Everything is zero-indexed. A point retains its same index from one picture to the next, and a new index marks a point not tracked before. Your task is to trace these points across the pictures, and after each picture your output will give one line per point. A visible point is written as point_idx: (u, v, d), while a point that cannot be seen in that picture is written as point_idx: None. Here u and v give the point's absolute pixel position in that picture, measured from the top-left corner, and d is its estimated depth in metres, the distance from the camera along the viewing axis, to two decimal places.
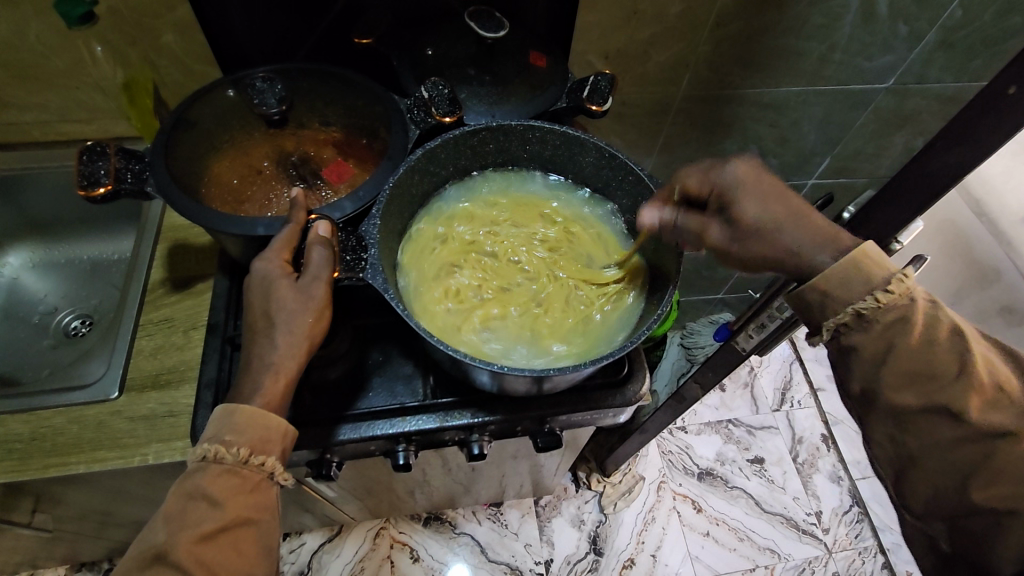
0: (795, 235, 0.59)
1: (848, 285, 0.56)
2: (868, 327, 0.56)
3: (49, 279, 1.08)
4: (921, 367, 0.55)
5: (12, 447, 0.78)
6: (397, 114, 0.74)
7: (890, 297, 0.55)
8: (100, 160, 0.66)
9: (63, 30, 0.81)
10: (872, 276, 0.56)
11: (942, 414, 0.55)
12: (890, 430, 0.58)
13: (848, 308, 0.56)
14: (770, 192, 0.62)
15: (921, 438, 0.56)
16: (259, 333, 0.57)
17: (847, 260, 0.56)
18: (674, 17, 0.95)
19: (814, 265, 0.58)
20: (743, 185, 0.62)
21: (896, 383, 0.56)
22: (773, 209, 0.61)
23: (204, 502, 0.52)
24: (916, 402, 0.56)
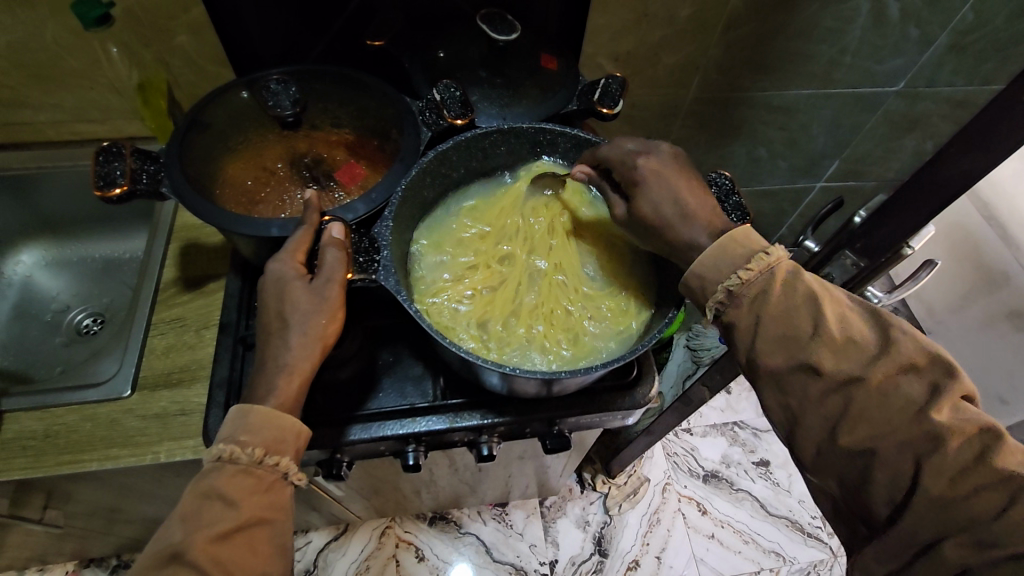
0: (691, 227, 0.62)
1: (717, 265, 0.60)
2: (738, 303, 0.59)
3: (62, 277, 1.09)
4: (783, 331, 0.56)
5: (26, 444, 0.78)
6: (409, 117, 0.74)
7: (751, 274, 0.58)
8: (116, 160, 0.66)
9: (78, 32, 0.82)
10: (738, 254, 0.59)
11: (805, 372, 0.55)
12: (776, 394, 0.58)
13: (719, 287, 0.59)
14: (676, 184, 0.64)
15: (796, 393, 0.56)
16: (274, 334, 0.58)
17: (722, 241, 0.60)
18: (684, 20, 0.95)
19: (694, 248, 0.62)
20: (654, 172, 0.65)
21: (764, 349, 0.57)
22: (673, 199, 0.64)
23: (220, 502, 0.52)
24: (784, 362, 0.56)
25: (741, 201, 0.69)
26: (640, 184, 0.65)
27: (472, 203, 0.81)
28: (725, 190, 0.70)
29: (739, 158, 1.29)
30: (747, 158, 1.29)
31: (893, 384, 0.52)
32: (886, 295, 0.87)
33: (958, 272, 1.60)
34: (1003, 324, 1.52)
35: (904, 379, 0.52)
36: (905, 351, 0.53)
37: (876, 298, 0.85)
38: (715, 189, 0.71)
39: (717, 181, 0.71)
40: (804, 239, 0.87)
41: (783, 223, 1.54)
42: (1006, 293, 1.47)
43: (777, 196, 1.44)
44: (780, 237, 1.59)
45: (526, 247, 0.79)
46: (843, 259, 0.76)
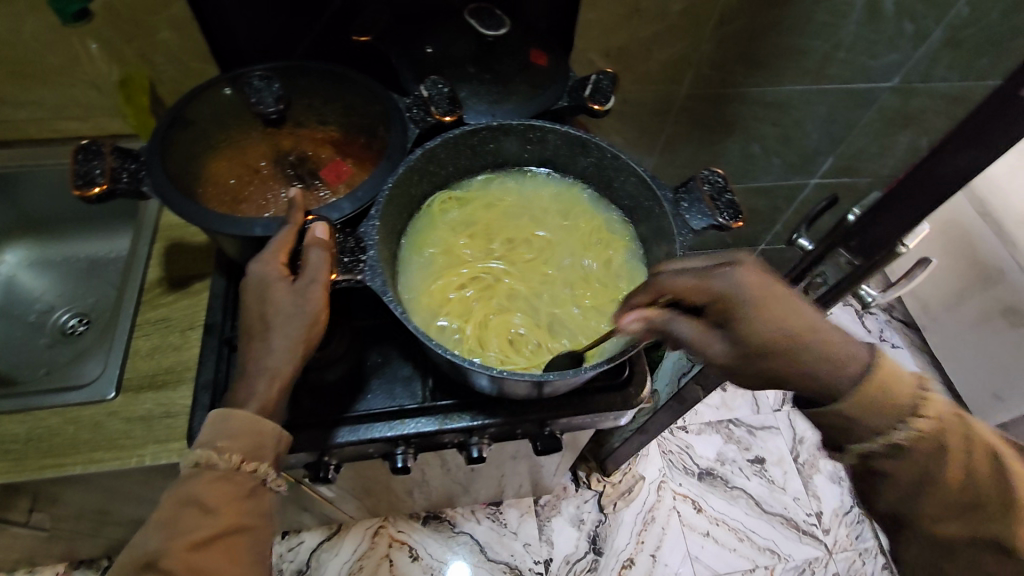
0: (807, 355, 0.56)
1: (872, 417, 0.55)
2: (904, 459, 0.56)
3: (46, 277, 1.08)
4: (965, 499, 0.55)
5: (8, 447, 0.77)
6: (396, 113, 0.73)
7: (923, 425, 0.55)
8: (96, 159, 0.65)
9: (57, 27, 0.80)
10: (896, 404, 0.55)
11: (988, 546, 0.55)
12: (928, 551, 0.59)
13: (875, 439, 0.56)
14: (772, 303, 0.56)
15: (965, 562, 0.56)
16: (256, 337, 0.56)
17: (869, 386, 0.55)
18: (677, 14, 0.94)
19: (829, 391, 0.56)
20: (742, 295, 0.56)
21: (939, 516, 0.56)
22: (775, 325, 0.56)
23: (198, 509, 0.51)
24: (960, 531, 0.56)
25: (733, 199, 0.69)
26: (739, 314, 0.56)
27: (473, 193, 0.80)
28: (717, 188, 0.69)
29: (733, 154, 1.28)
30: (742, 154, 1.28)
31: None
32: (881, 294, 0.86)
33: (953, 269, 1.60)
34: (997, 320, 1.52)
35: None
36: None
37: (871, 297, 0.83)
38: (708, 186, 0.69)
39: (709, 178, 0.70)
40: (798, 236, 0.87)
41: (778, 219, 1.54)
42: (1001, 289, 1.47)
43: (772, 192, 1.43)
44: (774, 234, 1.58)
45: (515, 251, 0.78)
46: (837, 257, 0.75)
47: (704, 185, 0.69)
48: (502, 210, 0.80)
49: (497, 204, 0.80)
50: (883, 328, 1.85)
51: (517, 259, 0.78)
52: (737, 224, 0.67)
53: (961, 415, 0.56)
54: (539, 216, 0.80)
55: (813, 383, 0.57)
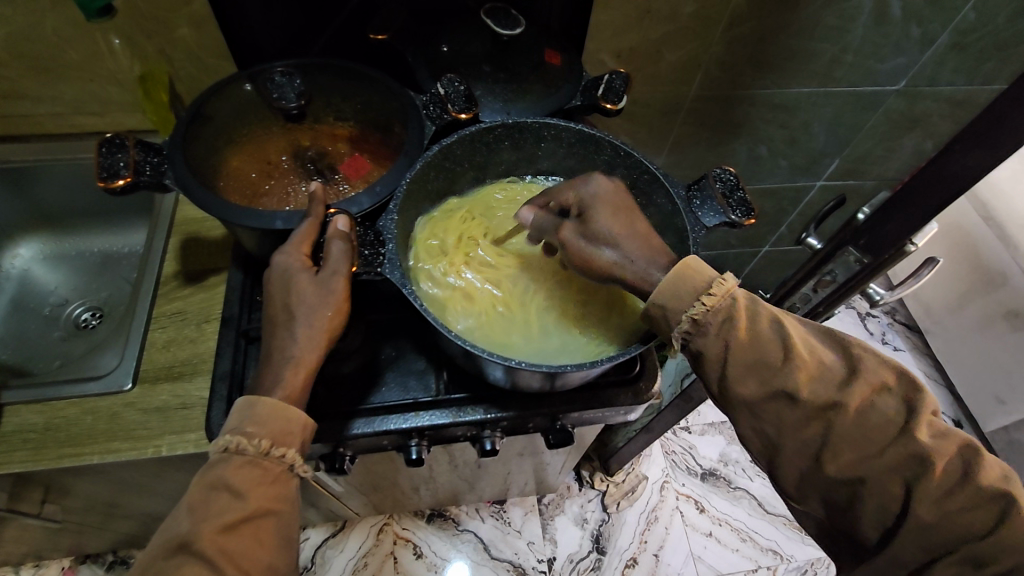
0: (633, 253, 0.62)
1: (677, 294, 0.59)
2: (706, 334, 0.60)
3: (61, 271, 1.09)
4: (759, 360, 0.58)
5: (25, 437, 0.78)
6: (413, 110, 0.74)
7: (714, 300, 0.59)
8: (119, 152, 0.66)
9: (80, 23, 0.82)
10: (696, 285, 0.59)
11: (782, 399, 0.58)
12: (750, 421, 0.60)
13: (682, 317, 0.60)
14: (620, 210, 0.64)
15: (773, 420, 0.59)
16: (280, 326, 0.57)
17: (676, 272, 0.60)
18: (687, 16, 0.95)
19: (647, 281, 0.61)
20: (598, 198, 0.64)
21: (737, 377, 0.59)
22: (617, 227, 0.63)
23: (227, 492, 0.52)
24: (759, 391, 0.59)
25: (746, 197, 0.69)
26: (590, 209, 0.64)
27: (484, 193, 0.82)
28: (730, 186, 0.70)
29: (739, 155, 1.29)
30: (749, 156, 1.30)
31: (868, 403, 0.56)
32: (889, 293, 0.85)
33: (956, 272, 1.61)
34: (999, 323, 1.53)
35: (879, 398, 0.56)
36: (872, 371, 0.57)
37: (880, 296, 0.84)
38: (720, 184, 0.70)
39: (722, 176, 0.71)
40: (807, 236, 0.87)
41: (782, 221, 1.55)
42: (1003, 292, 1.48)
43: (777, 194, 1.44)
44: (780, 235, 1.59)
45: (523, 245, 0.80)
46: (846, 256, 0.76)
47: (716, 184, 0.70)
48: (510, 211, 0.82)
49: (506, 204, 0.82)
50: (885, 330, 1.87)
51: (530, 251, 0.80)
52: (749, 221, 0.68)
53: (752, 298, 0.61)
54: None
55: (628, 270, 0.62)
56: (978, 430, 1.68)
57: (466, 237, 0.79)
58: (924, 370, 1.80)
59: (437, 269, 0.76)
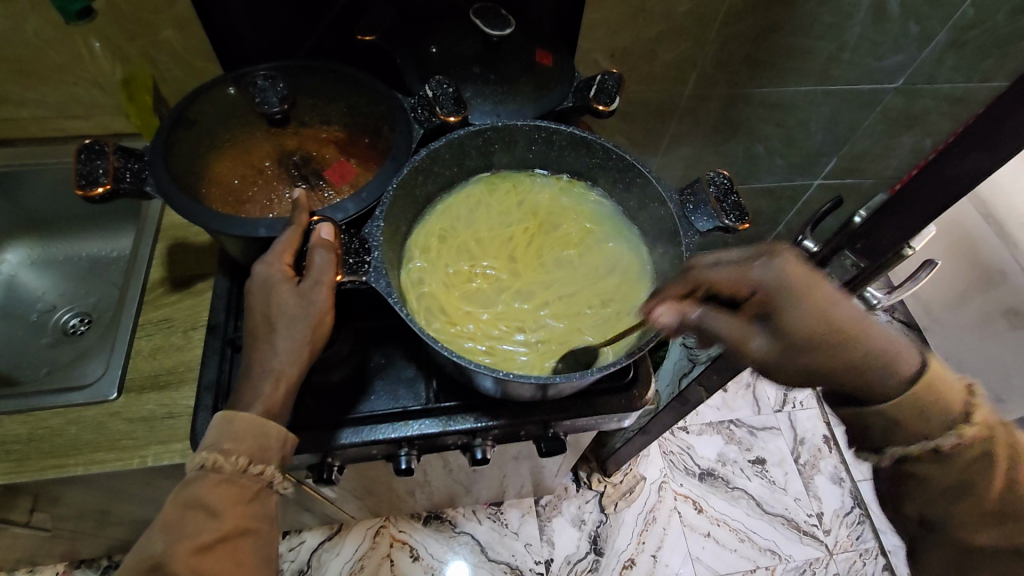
0: (851, 350, 0.54)
1: (922, 416, 0.52)
2: (942, 463, 0.53)
3: (48, 276, 1.07)
4: (999, 507, 0.51)
5: (10, 447, 0.77)
6: (401, 114, 0.73)
7: (970, 432, 0.52)
8: (98, 158, 0.64)
9: (61, 25, 0.80)
10: (943, 404, 0.52)
11: (1022, 558, 0.51)
12: (958, 563, 0.54)
13: (923, 443, 0.53)
14: (824, 299, 0.55)
15: (992, 573, 0.53)
16: (261, 338, 0.56)
17: (915, 388, 0.52)
18: (681, 15, 0.93)
19: (873, 389, 0.54)
20: (788, 288, 0.55)
21: (971, 523, 0.52)
22: (822, 321, 0.54)
23: (202, 511, 0.51)
24: (995, 540, 0.52)
25: (739, 202, 0.68)
26: (788, 301, 0.55)
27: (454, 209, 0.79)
28: (723, 190, 0.69)
29: (736, 154, 1.28)
30: (745, 155, 1.28)
31: None
32: (886, 295, 0.84)
33: (955, 270, 1.60)
34: (998, 322, 1.52)
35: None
36: None
37: (876, 299, 0.82)
38: (713, 188, 0.69)
39: (715, 180, 0.69)
40: (803, 239, 0.85)
41: (780, 220, 1.54)
42: (1003, 291, 1.48)
43: (775, 194, 1.43)
44: (777, 234, 1.58)
45: (495, 253, 0.77)
46: (843, 260, 0.74)
47: (710, 187, 0.69)
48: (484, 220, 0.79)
49: (478, 212, 0.79)
50: None
51: (506, 255, 0.77)
52: (743, 226, 0.67)
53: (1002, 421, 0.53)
54: (517, 213, 0.80)
55: (859, 377, 0.54)
56: None
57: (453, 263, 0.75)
58: None
59: (442, 307, 0.72)
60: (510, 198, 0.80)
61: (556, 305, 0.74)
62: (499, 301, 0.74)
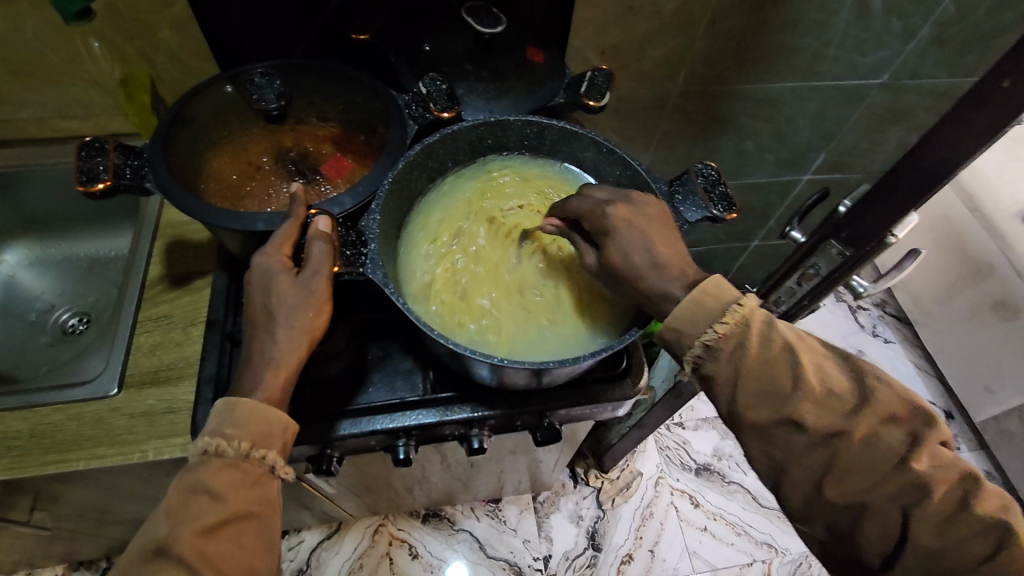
0: (655, 274, 0.61)
1: (693, 319, 0.58)
2: (717, 356, 0.58)
3: (46, 277, 1.08)
4: (766, 384, 0.56)
5: (11, 444, 0.77)
6: (395, 110, 0.74)
7: (727, 327, 0.57)
8: (98, 155, 0.65)
9: (59, 26, 0.81)
10: (711, 308, 0.58)
11: (792, 426, 0.56)
12: (761, 444, 0.59)
13: (696, 341, 0.58)
14: (655, 232, 0.62)
15: (779, 443, 0.57)
16: (260, 328, 0.57)
17: (694, 293, 0.58)
18: (670, 12, 0.95)
19: (663, 304, 0.60)
20: (619, 225, 0.62)
21: (747, 402, 0.57)
22: (638, 252, 0.61)
23: (206, 495, 0.52)
24: (771, 416, 0.56)
25: (727, 192, 0.70)
26: (608, 236, 0.63)
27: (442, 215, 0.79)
28: (711, 181, 0.70)
29: (726, 150, 1.30)
30: (735, 151, 1.30)
31: (875, 435, 0.54)
32: (872, 285, 0.85)
33: (944, 263, 1.63)
34: (988, 314, 1.54)
35: (885, 429, 0.54)
36: (886, 403, 0.55)
37: (863, 288, 0.83)
38: (701, 179, 0.71)
39: (703, 171, 0.71)
40: (790, 230, 0.87)
41: (771, 216, 1.56)
42: (991, 283, 1.49)
43: (765, 189, 1.45)
44: (768, 229, 1.60)
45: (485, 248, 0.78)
46: (828, 248, 0.75)
47: (697, 179, 0.70)
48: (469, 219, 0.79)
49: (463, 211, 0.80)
50: (875, 323, 1.89)
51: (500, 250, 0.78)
52: (731, 215, 0.68)
53: (769, 319, 0.58)
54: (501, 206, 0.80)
55: (643, 295, 0.61)
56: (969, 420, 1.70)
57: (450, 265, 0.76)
58: (915, 362, 1.81)
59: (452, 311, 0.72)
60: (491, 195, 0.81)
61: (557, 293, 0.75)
62: (495, 294, 0.74)
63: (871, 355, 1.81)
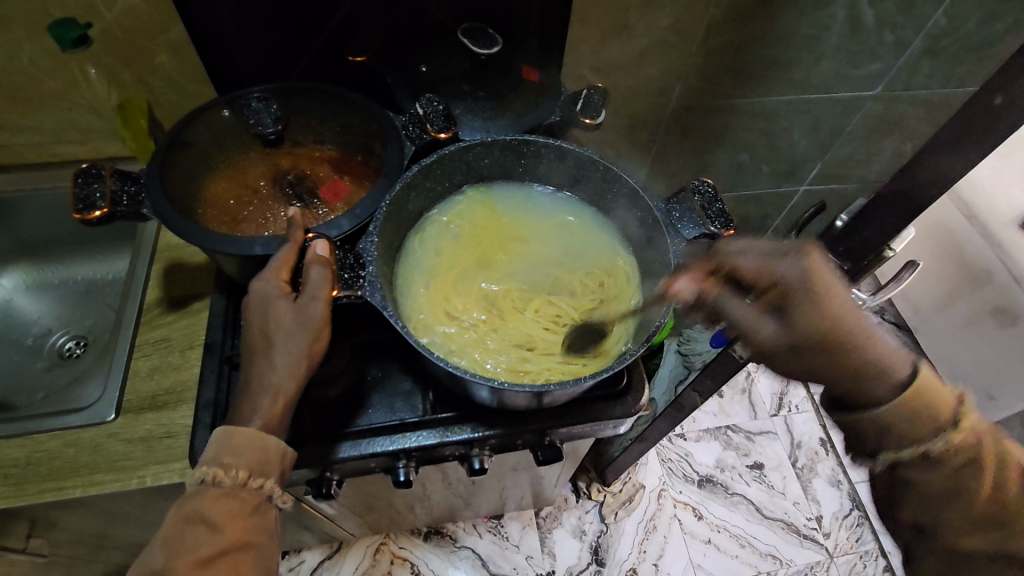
0: (860, 356, 0.56)
1: (909, 421, 0.54)
2: (936, 472, 0.54)
3: (43, 300, 1.07)
4: (989, 514, 0.52)
5: (7, 472, 0.77)
6: (392, 131, 0.74)
7: (959, 437, 0.53)
8: (95, 182, 0.65)
9: (56, 53, 0.82)
10: (929, 414, 0.53)
11: (1006, 560, 0.52)
12: (947, 568, 0.56)
13: (909, 446, 0.54)
14: (836, 300, 0.58)
15: (973, 573, 0.54)
16: (258, 353, 0.57)
17: (910, 394, 0.53)
18: (664, 29, 0.96)
19: (869, 396, 0.56)
20: (806, 287, 0.59)
21: (956, 525, 0.54)
22: (830, 323, 0.58)
23: (202, 526, 0.52)
24: (983, 544, 0.53)
25: (723, 208, 0.70)
26: (796, 299, 0.60)
27: (423, 251, 0.77)
28: (708, 198, 0.70)
29: (722, 163, 1.30)
30: (731, 164, 1.31)
31: None
32: (870, 297, 0.86)
33: (941, 271, 1.63)
34: (986, 320, 1.54)
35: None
36: None
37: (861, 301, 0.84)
38: (698, 197, 0.70)
39: (699, 189, 0.71)
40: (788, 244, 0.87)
41: (768, 226, 1.56)
42: (989, 290, 1.50)
43: (761, 200, 1.46)
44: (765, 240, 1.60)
45: (471, 276, 0.78)
46: None
47: (694, 197, 0.70)
48: (446, 250, 0.78)
49: (439, 245, 0.78)
50: None
51: (485, 274, 0.78)
52: (728, 231, 0.69)
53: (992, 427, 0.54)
54: (468, 231, 0.80)
55: (847, 377, 0.56)
56: None
57: (448, 300, 0.74)
58: None
59: (473, 347, 0.71)
60: (458, 223, 0.80)
61: (555, 306, 0.76)
62: (507, 321, 0.74)
63: None
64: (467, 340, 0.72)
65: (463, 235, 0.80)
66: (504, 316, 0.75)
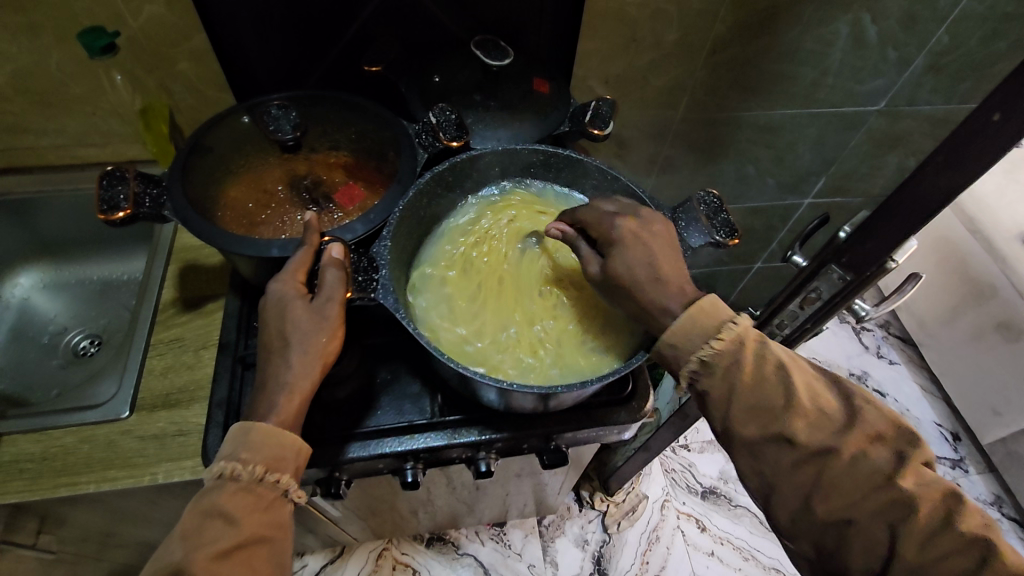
0: (655, 288, 0.63)
1: (689, 337, 0.61)
2: (714, 374, 0.61)
3: (59, 300, 1.10)
4: (757, 402, 0.59)
5: (23, 466, 0.78)
6: (406, 139, 0.76)
7: (722, 343, 0.60)
8: (120, 184, 0.68)
9: (83, 60, 0.84)
10: (708, 326, 0.61)
11: (780, 441, 0.58)
12: (751, 461, 0.61)
13: (692, 357, 0.61)
14: (653, 252, 0.64)
15: (770, 461, 0.59)
16: (276, 352, 0.59)
17: (691, 313, 0.61)
18: (671, 44, 0.98)
19: (662, 322, 0.63)
20: (627, 235, 0.65)
21: (739, 419, 0.60)
22: (642, 267, 0.64)
23: (221, 519, 0.53)
24: (760, 432, 0.59)
25: (729, 218, 0.71)
26: (614, 245, 0.66)
27: (438, 255, 0.80)
28: (714, 208, 0.72)
29: (727, 176, 1.32)
30: (736, 176, 1.32)
31: (863, 453, 0.57)
32: (875, 308, 0.84)
33: (947, 285, 1.64)
34: (992, 335, 1.54)
35: (874, 449, 0.57)
36: (872, 422, 0.58)
37: (864, 311, 0.82)
38: (704, 207, 0.72)
39: (705, 199, 0.73)
40: (793, 254, 0.88)
41: (773, 237, 1.57)
42: (994, 304, 1.50)
43: (766, 212, 1.47)
44: (771, 252, 1.62)
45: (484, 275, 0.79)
46: (830, 273, 0.76)
47: (699, 206, 0.72)
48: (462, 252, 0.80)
49: (456, 248, 0.81)
50: (880, 345, 1.89)
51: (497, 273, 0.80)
52: (733, 241, 0.70)
53: (761, 340, 0.61)
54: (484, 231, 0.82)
55: (642, 306, 0.64)
56: (977, 443, 1.70)
57: (457, 300, 0.77)
58: (920, 384, 1.81)
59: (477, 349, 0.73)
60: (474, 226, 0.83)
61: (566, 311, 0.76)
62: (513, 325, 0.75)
63: (876, 376, 1.82)
64: (493, 349, 0.73)
65: (479, 236, 0.82)
66: (511, 319, 0.76)
